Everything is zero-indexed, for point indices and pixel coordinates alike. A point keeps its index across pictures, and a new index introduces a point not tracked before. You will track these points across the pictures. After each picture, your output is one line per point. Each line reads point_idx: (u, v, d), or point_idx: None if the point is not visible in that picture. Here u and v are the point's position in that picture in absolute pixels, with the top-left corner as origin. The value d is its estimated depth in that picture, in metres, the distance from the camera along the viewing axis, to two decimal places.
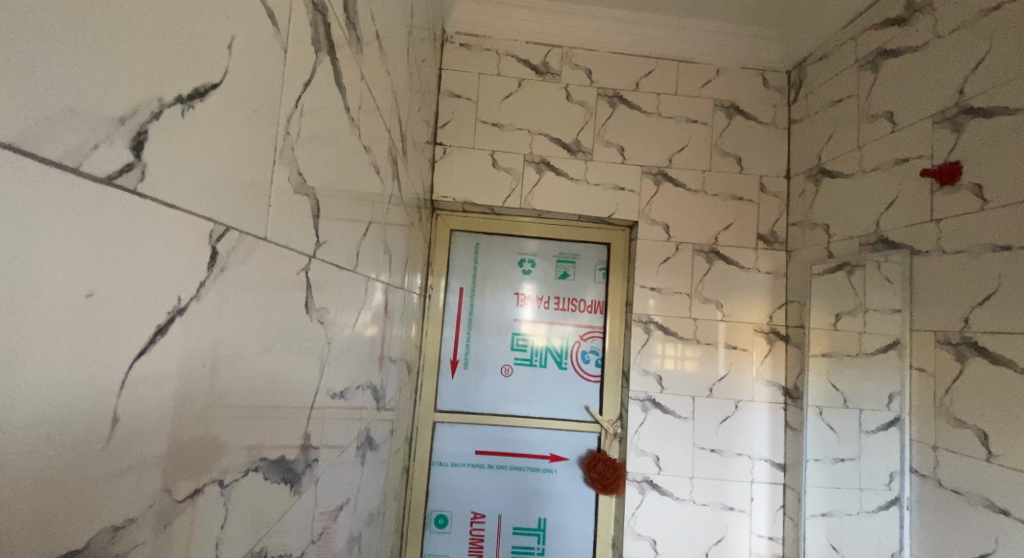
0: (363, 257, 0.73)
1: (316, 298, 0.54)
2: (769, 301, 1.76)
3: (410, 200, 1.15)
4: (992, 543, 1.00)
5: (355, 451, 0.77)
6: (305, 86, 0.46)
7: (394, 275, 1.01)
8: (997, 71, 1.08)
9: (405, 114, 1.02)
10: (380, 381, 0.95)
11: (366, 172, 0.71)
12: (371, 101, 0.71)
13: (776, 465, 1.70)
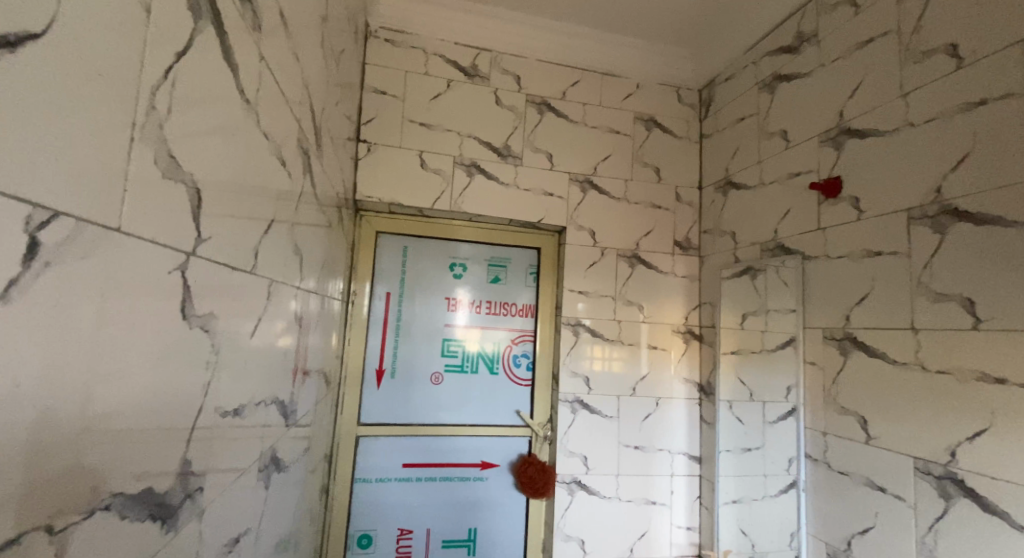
0: (265, 259, 0.68)
1: (199, 303, 0.48)
2: (684, 303, 1.88)
3: (326, 199, 1.10)
4: (873, 518, 1.14)
5: (257, 473, 0.71)
6: (180, 56, 0.42)
7: (308, 279, 0.96)
8: (871, 97, 1.24)
9: (319, 107, 0.97)
10: (291, 395, 0.89)
11: (268, 165, 0.66)
12: (274, 87, 0.67)
13: (693, 457, 1.82)
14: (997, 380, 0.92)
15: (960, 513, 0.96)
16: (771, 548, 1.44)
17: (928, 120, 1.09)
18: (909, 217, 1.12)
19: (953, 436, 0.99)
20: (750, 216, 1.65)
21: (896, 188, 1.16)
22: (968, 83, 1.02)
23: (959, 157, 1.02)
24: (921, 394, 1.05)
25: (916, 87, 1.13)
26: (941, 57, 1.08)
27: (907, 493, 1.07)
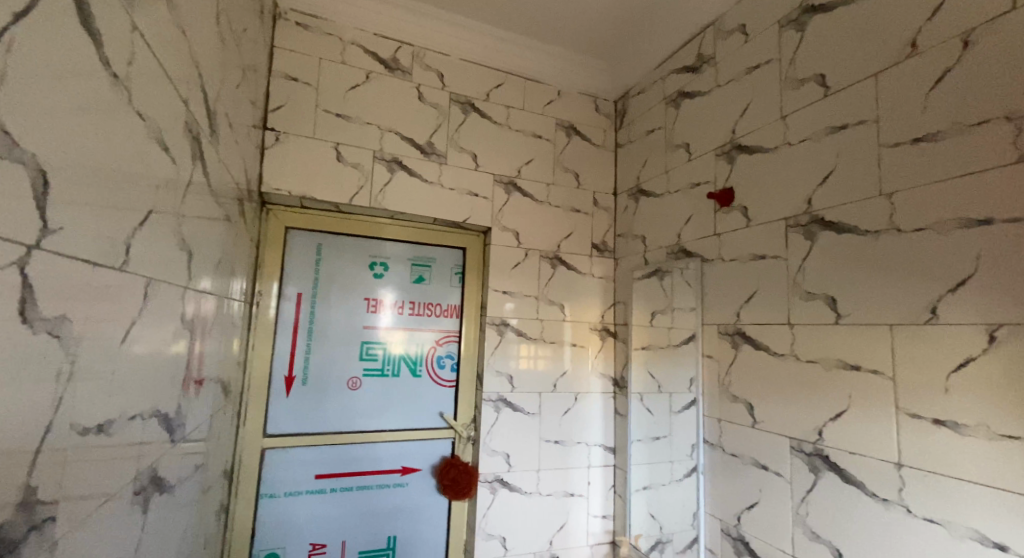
0: (140, 255, 0.61)
1: (43, 304, 0.42)
2: (601, 302, 1.97)
3: (223, 191, 1.01)
4: (757, 493, 1.30)
5: (132, 497, 0.64)
6: (19, 16, 0.36)
7: (201, 277, 0.88)
8: (757, 118, 1.41)
9: (213, 89, 0.89)
10: (180, 406, 0.81)
11: (143, 149, 0.59)
12: (152, 62, 0.60)
13: (608, 449, 1.90)
14: (856, 367, 1.09)
15: (824, 482, 1.14)
16: (676, 529, 1.55)
17: (802, 140, 1.26)
18: (787, 225, 1.28)
19: (818, 418, 1.16)
20: (658, 221, 1.77)
21: (781, 198, 1.31)
22: (833, 111, 1.19)
23: (825, 174, 1.20)
24: (797, 382, 1.22)
25: (794, 110, 1.29)
26: (813, 85, 1.25)
27: (784, 469, 1.23)
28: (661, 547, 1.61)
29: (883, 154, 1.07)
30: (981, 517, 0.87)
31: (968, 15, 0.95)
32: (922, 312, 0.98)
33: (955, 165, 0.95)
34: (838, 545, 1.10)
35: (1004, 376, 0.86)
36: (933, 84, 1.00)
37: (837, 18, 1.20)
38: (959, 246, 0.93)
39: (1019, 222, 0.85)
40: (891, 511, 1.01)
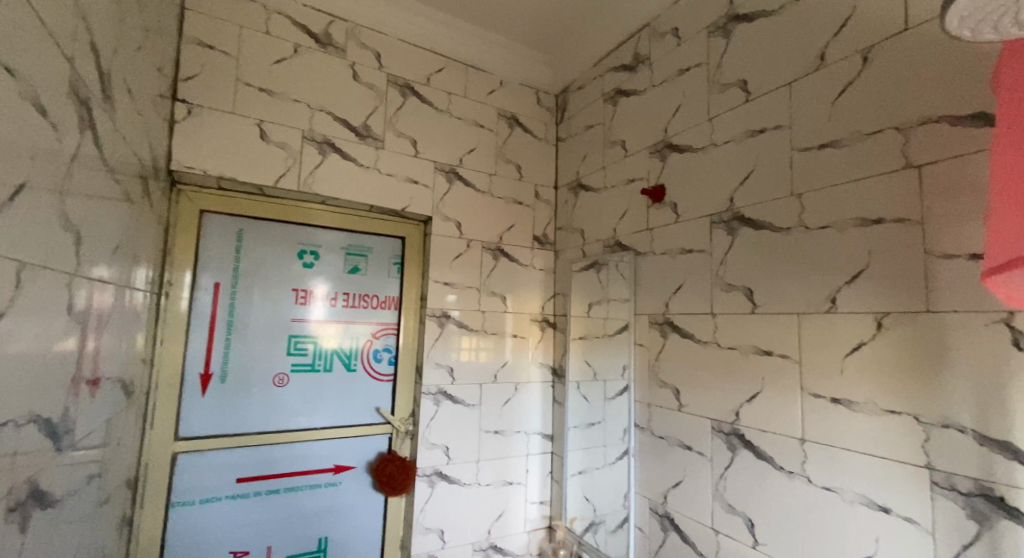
0: (9, 237, 0.53)
1: None
2: (541, 293, 1.99)
3: (122, 167, 0.91)
4: (681, 472, 1.39)
5: (7, 515, 0.56)
6: None
7: (94, 265, 0.78)
8: (687, 118, 1.48)
9: (108, 49, 0.79)
10: (69, 410, 0.73)
11: (11, 111, 0.51)
12: (22, 10, 0.52)
13: (546, 436, 1.95)
14: (768, 352, 1.19)
15: (740, 459, 1.23)
16: (609, 510, 1.63)
17: (727, 141, 1.35)
18: (711, 222, 1.37)
19: (736, 400, 1.26)
20: (596, 214, 1.82)
21: (707, 196, 1.39)
22: (754, 115, 1.28)
23: (745, 174, 1.29)
24: (718, 368, 1.31)
25: (720, 112, 1.37)
26: (736, 90, 1.34)
27: (706, 449, 1.33)
28: (595, 529, 1.68)
29: (796, 158, 1.17)
30: (868, 483, 0.98)
31: (869, 33, 1.05)
32: (824, 302, 1.09)
33: (854, 169, 1.06)
34: (751, 515, 1.20)
35: (891, 357, 0.97)
36: (837, 95, 1.10)
37: (760, 27, 1.28)
38: (857, 242, 1.04)
39: (903, 221, 0.97)
40: (796, 482, 1.11)
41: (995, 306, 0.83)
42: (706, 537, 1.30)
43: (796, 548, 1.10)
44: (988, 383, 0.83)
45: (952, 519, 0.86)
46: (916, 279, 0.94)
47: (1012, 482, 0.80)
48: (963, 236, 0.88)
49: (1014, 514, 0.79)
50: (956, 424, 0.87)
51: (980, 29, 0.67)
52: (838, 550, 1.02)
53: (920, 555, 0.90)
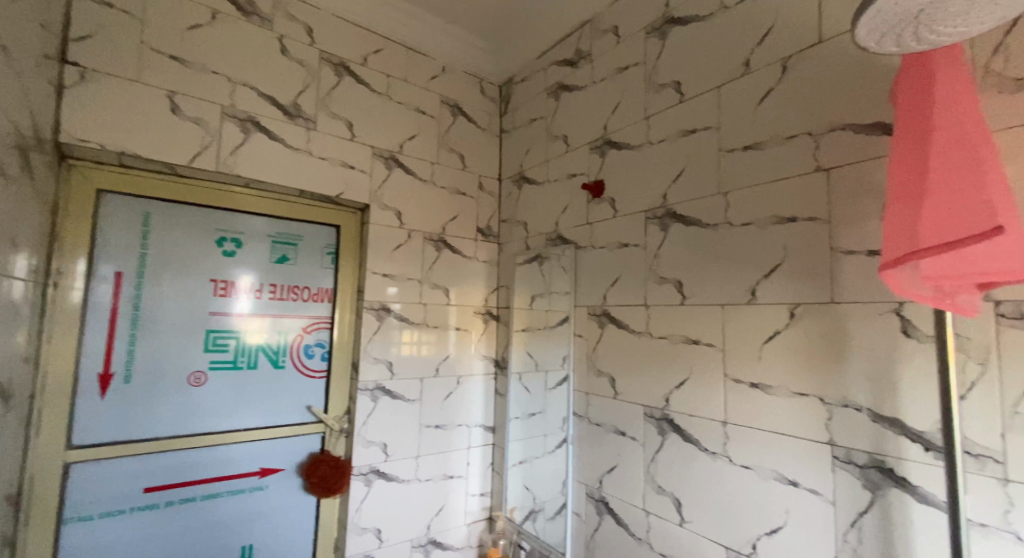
0: None
1: None
2: (484, 286, 1.97)
3: None
4: (616, 457, 1.43)
5: None
6: None
7: None
8: (627, 115, 1.51)
9: None
10: None
11: None
12: None
13: (487, 428, 1.94)
14: (695, 341, 1.26)
15: (671, 442, 1.29)
16: (548, 498, 1.66)
17: (662, 140, 1.39)
18: (646, 217, 1.41)
19: (667, 386, 1.31)
20: (539, 207, 1.82)
21: (643, 192, 1.43)
22: (688, 115, 1.32)
23: (677, 172, 1.34)
24: (651, 357, 1.36)
25: (656, 112, 1.41)
26: (671, 91, 1.38)
27: (638, 433, 1.38)
28: (534, 517, 1.71)
29: (723, 158, 1.23)
30: (781, 460, 1.07)
31: (790, 42, 1.12)
32: (744, 294, 1.16)
33: (773, 170, 1.13)
34: (678, 495, 1.27)
35: (802, 344, 1.05)
36: (759, 100, 1.17)
37: (693, 30, 1.33)
38: (774, 238, 1.11)
39: (814, 220, 1.05)
40: (718, 461, 1.19)
41: (887, 297, 0.93)
42: (637, 518, 1.36)
43: (718, 524, 1.18)
44: (881, 367, 0.93)
45: (849, 489, 0.96)
46: (823, 273, 1.02)
47: (900, 454, 0.90)
48: (864, 234, 0.97)
49: (901, 483, 0.90)
50: (852, 403, 0.97)
51: (884, 41, 0.74)
52: (753, 522, 1.11)
53: (824, 522, 0.99)
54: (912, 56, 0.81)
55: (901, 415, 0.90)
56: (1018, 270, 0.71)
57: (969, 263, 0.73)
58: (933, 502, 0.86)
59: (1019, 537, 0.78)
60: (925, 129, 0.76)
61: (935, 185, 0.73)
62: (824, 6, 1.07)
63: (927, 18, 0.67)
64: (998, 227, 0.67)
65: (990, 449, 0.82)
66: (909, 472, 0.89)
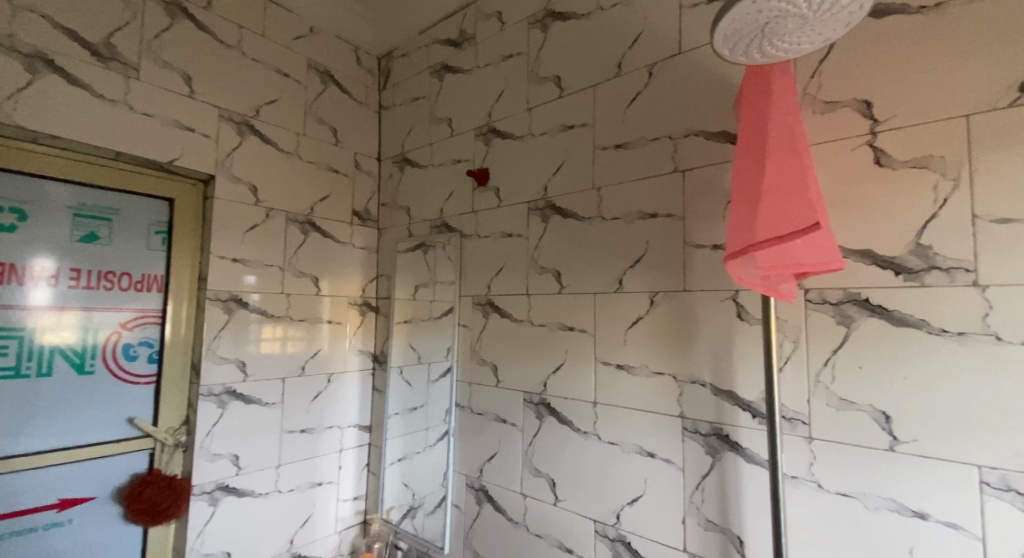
0: None
1: None
2: (362, 275, 1.82)
3: None
4: (496, 446, 1.42)
5: None
6: None
7: None
8: (511, 103, 1.47)
9: None
10: None
11: None
12: None
13: (363, 427, 1.79)
14: (570, 328, 1.28)
15: (548, 429, 1.30)
16: (427, 492, 1.59)
17: (543, 133, 1.39)
18: (529, 208, 1.40)
19: (544, 372, 1.32)
20: (421, 193, 1.72)
21: (526, 182, 1.41)
22: (570, 108, 1.33)
23: (557, 165, 1.35)
24: (531, 345, 1.36)
25: (538, 104, 1.41)
26: (551, 85, 1.38)
27: (518, 419, 1.37)
28: (412, 514, 1.63)
29: (599, 151, 1.26)
30: (642, 435, 1.14)
31: (660, 45, 1.17)
32: (612, 283, 1.21)
33: (639, 169, 1.18)
34: (553, 476, 1.29)
35: (661, 329, 1.12)
36: (630, 100, 1.22)
37: (576, 24, 1.34)
38: (638, 233, 1.17)
39: (670, 217, 1.12)
40: (587, 440, 1.23)
41: (726, 286, 1.03)
42: (515, 501, 1.36)
43: (588, 500, 1.22)
44: (722, 350, 1.03)
45: (695, 455, 1.05)
46: (677, 265, 1.10)
47: (735, 422, 1.00)
48: (713, 230, 1.06)
49: (735, 447, 1.00)
50: (697, 379, 1.06)
51: (735, 51, 0.79)
52: (617, 493, 1.17)
53: (675, 489, 1.07)
54: (751, 67, 0.89)
55: (737, 388, 1.01)
56: (830, 260, 0.81)
57: (792, 255, 0.82)
58: (758, 461, 0.97)
59: (818, 485, 0.92)
60: (763, 134, 0.83)
61: (770, 184, 0.80)
62: (684, 18, 1.13)
63: (770, 31, 0.72)
64: (817, 223, 0.75)
65: (800, 413, 0.94)
66: (742, 437, 0.99)
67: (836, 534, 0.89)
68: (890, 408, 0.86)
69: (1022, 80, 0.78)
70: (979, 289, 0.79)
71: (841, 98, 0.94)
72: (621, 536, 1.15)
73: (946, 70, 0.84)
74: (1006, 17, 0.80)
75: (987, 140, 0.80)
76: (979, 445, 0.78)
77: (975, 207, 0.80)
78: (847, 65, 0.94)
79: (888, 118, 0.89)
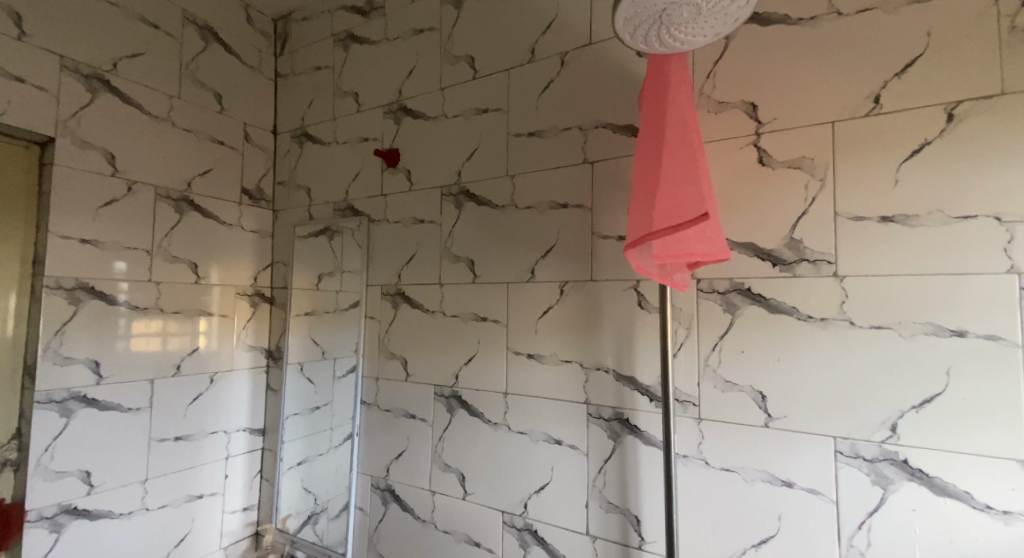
0: None
1: None
2: (253, 261, 1.63)
3: None
4: (405, 443, 1.34)
5: None
6: None
7: None
8: (423, 81, 1.39)
9: None
10: None
11: None
12: None
13: (255, 431, 1.62)
14: (483, 318, 1.24)
15: (458, 422, 1.26)
16: (330, 496, 1.48)
17: (456, 115, 1.32)
18: (442, 193, 1.33)
19: (456, 364, 1.27)
20: (322, 173, 1.58)
21: (438, 166, 1.34)
22: (484, 90, 1.28)
23: (472, 150, 1.29)
24: (443, 336, 1.30)
25: (451, 84, 1.34)
26: (464, 65, 1.32)
27: (428, 414, 1.31)
28: (314, 520, 1.51)
29: (513, 137, 1.23)
30: (550, 424, 1.13)
31: (573, 34, 1.16)
32: (525, 273, 1.19)
33: (552, 158, 1.17)
34: (462, 469, 1.25)
35: (570, 318, 1.12)
36: (543, 87, 1.19)
37: (491, 3, 1.29)
38: (549, 223, 1.16)
39: (580, 207, 1.12)
40: (498, 432, 1.21)
41: (629, 275, 1.05)
42: (423, 499, 1.30)
43: (496, 492, 1.20)
44: (626, 339, 1.05)
45: (598, 439, 1.07)
46: (586, 255, 1.10)
47: (634, 406, 1.03)
48: (620, 221, 1.07)
49: (635, 431, 1.03)
50: (602, 366, 1.08)
51: (636, 37, 0.79)
52: (524, 482, 1.16)
53: (581, 476, 1.08)
54: (651, 60, 0.90)
55: (637, 374, 1.03)
56: (717, 252, 0.85)
57: (684, 246, 0.85)
58: (655, 443, 1.01)
59: (705, 461, 0.97)
60: (660, 126, 0.85)
61: (665, 175, 0.82)
62: (594, 8, 1.13)
63: (667, 19, 0.73)
64: (705, 214, 0.78)
65: (691, 395, 0.99)
66: (640, 420, 1.02)
67: (721, 508, 0.95)
68: (766, 388, 0.92)
69: (875, 93, 0.86)
70: (839, 279, 0.87)
71: (732, 100, 0.99)
72: (528, 525, 1.14)
73: (819, 79, 0.91)
74: (868, 34, 0.87)
75: (849, 145, 0.88)
76: (835, 419, 0.86)
77: (838, 205, 0.88)
78: (739, 67, 0.99)
79: (770, 120, 0.95)
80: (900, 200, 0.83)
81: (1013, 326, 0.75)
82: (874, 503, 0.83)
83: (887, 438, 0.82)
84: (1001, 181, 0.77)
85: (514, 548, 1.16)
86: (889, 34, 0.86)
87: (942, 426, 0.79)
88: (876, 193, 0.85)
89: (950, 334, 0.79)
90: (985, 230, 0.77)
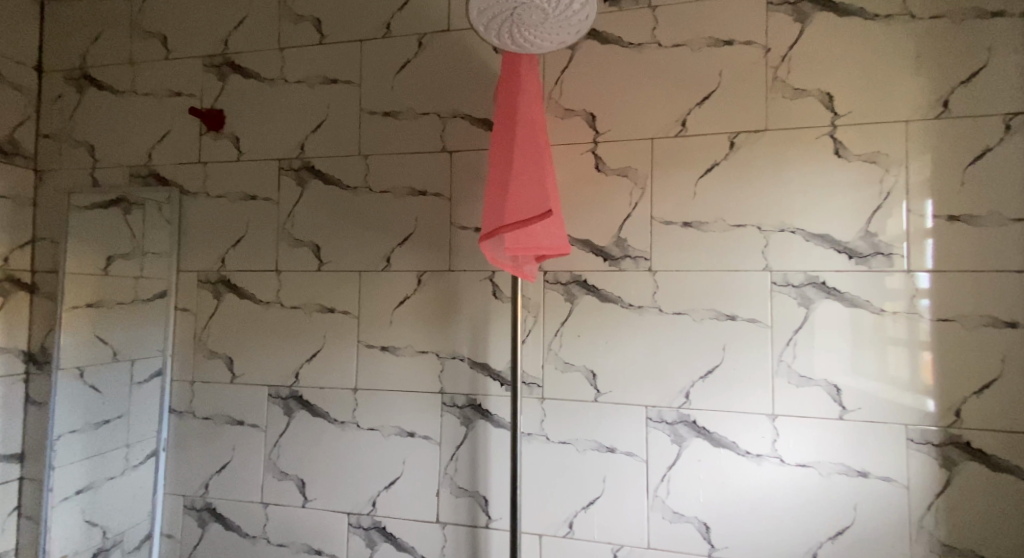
0: None
1: None
2: (2, 237, 1.23)
3: None
4: (230, 453, 1.17)
5: None
6: None
7: None
8: (255, 36, 1.21)
9: None
10: None
11: None
12: None
13: (8, 457, 1.23)
14: (329, 309, 1.14)
15: (297, 423, 1.14)
16: (126, 526, 1.22)
17: (298, 81, 1.18)
18: (279, 167, 1.18)
19: (296, 361, 1.15)
20: (112, 128, 1.26)
21: (274, 137, 1.19)
22: (331, 60, 1.17)
23: (317, 123, 1.17)
24: (277, 330, 1.16)
25: (292, 46, 1.19)
26: (309, 27, 1.18)
27: (260, 419, 1.16)
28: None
29: (365, 116, 1.15)
30: (402, 415, 1.10)
31: (430, 17, 1.13)
32: (379, 261, 1.13)
33: (408, 143, 1.12)
34: (302, 475, 1.14)
35: (426, 308, 1.10)
36: (399, 68, 1.14)
37: None
38: (405, 210, 1.12)
39: (438, 197, 1.10)
40: (346, 431, 1.13)
41: (484, 266, 1.07)
42: (252, 513, 1.15)
43: (338, 492, 1.12)
44: (480, 329, 1.08)
45: (451, 427, 1.08)
46: (443, 245, 1.10)
47: (486, 391, 1.06)
48: (476, 213, 1.08)
49: (486, 415, 1.06)
50: (456, 355, 1.08)
51: (488, 31, 0.79)
52: (372, 479, 1.11)
53: (432, 464, 1.08)
54: (505, 58, 0.92)
55: (490, 360, 1.07)
56: (560, 247, 0.91)
57: (533, 239, 0.90)
58: (504, 425, 1.05)
59: (546, 437, 1.05)
60: (512, 121, 0.88)
61: (515, 172, 0.86)
62: None
63: (518, 19, 0.75)
64: (548, 211, 0.83)
65: (536, 378, 1.06)
66: (491, 404, 1.06)
67: (558, 478, 1.04)
68: (595, 367, 1.04)
69: (681, 118, 1.02)
70: (653, 274, 1.02)
71: (574, 108, 1.08)
72: (376, 523, 1.10)
73: (644, 100, 1.04)
74: (681, 67, 1.03)
75: (665, 161, 1.03)
76: (648, 391, 1.01)
77: (653, 211, 1.03)
78: (582, 79, 1.08)
79: (605, 131, 1.06)
80: (696, 209, 1.01)
81: (766, 312, 0.97)
82: (672, 457, 0.99)
83: (682, 404, 1.00)
84: (767, 199, 0.98)
85: (360, 550, 1.10)
86: (695, 70, 1.02)
87: (719, 390, 0.98)
88: (682, 202, 1.01)
89: (726, 319, 0.98)
90: (750, 236, 0.98)
